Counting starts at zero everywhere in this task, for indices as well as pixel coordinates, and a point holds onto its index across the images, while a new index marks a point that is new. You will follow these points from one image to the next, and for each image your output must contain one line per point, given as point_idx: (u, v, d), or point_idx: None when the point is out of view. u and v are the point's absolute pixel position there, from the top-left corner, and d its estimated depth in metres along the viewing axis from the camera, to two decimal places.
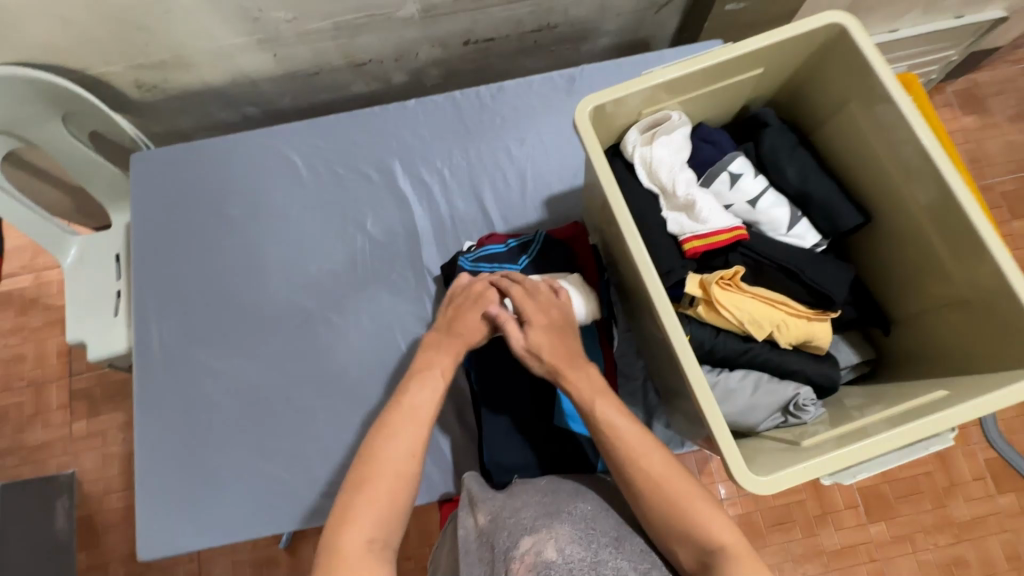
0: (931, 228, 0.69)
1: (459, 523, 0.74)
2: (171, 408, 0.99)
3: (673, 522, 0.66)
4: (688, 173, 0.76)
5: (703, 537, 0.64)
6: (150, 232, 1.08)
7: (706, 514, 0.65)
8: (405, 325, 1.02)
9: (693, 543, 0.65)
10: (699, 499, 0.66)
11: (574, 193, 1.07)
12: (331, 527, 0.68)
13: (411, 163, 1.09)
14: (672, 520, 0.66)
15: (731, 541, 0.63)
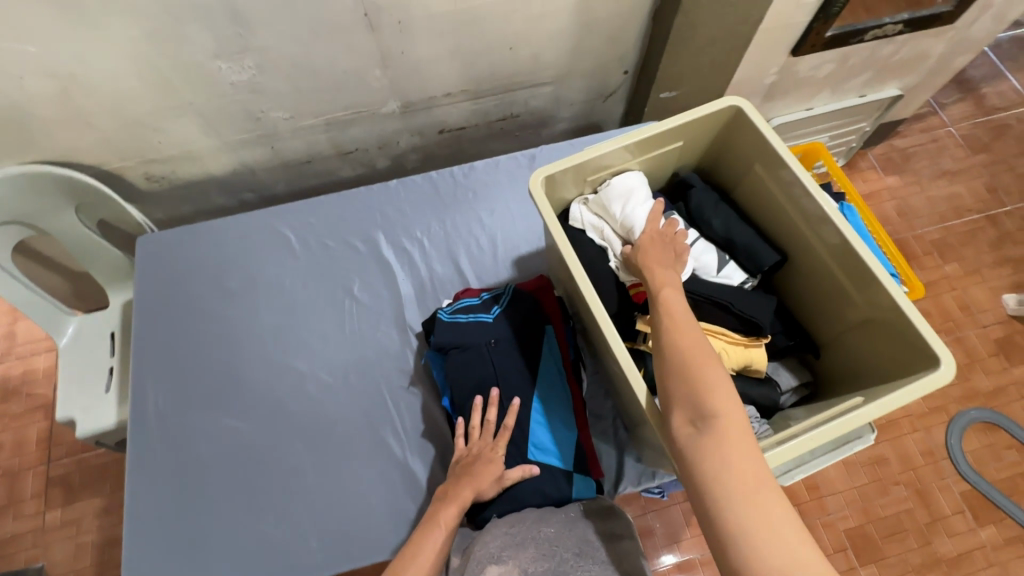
0: (832, 262, 0.83)
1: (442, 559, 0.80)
2: (163, 472, 1.02)
3: (684, 390, 0.65)
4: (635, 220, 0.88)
5: (705, 408, 0.63)
6: (151, 306, 1.17)
7: (719, 389, 0.64)
8: (390, 380, 1.09)
9: (690, 401, 0.64)
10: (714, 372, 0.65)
11: (540, 253, 1.20)
12: None
13: (394, 234, 1.22)
14: (681, 368, 0.66)
15: (733, 419, 0.62)
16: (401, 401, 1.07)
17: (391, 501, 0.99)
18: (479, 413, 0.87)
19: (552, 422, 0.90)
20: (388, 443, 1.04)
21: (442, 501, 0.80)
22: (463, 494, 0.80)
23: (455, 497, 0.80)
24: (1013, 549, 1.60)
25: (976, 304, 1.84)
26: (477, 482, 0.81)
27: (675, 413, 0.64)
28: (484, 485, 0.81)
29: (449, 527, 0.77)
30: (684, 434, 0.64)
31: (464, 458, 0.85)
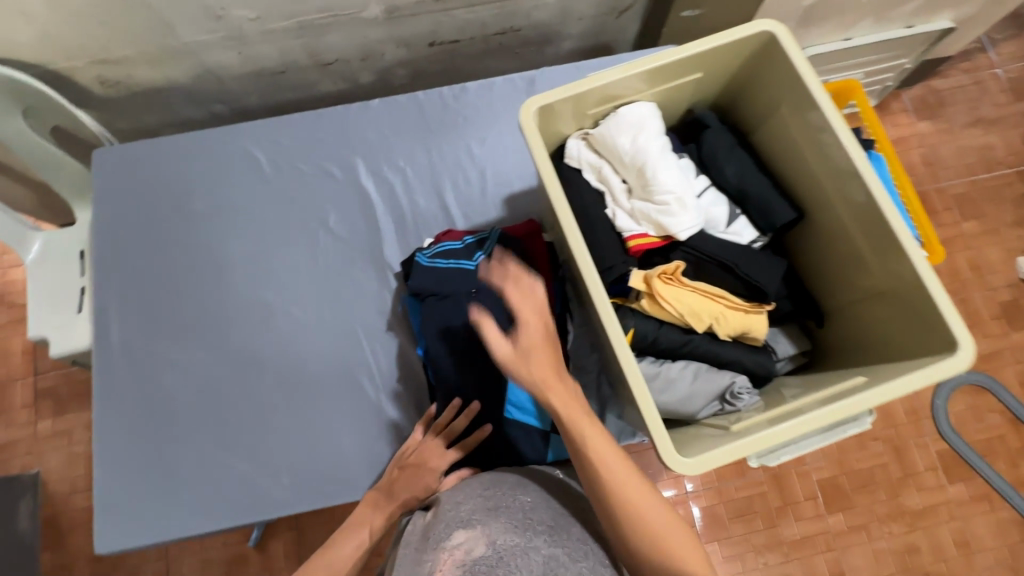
0: (853, 226, 0.74)
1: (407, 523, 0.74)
2: (132, 402, 1.00)
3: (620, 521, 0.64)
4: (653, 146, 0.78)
5: (646, 534, 0.63)
6: (112, 228, 1.08)
7: (647, 508, 0.64)
8: (367, 320, 1.03)
9: (629, 524, 0.63)
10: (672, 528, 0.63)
11: (533, 191, 1.09)
12: None
13: (375, 161, 1.11)
14: (618, 499, 0.64)
15: (676, 541, 0.63)
16: (377, 343, 1.02)
17: (366, 444, 0.97)
18: (451, 414, 0.86)
19: None
20: (363, 386, 1.00)
21: (373, 506, 0.80)
22: (393, 501, 0.80)
23: (387, 505, 0.80)
24: (978, 506, 1.65)
25: (989, 266, 1.76)
26: (411, 488, 0.81)
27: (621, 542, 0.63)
28: (416, 490, 0.81)
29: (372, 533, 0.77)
30: (627, 554, 0.64)
31: (410, 460, 0.84)
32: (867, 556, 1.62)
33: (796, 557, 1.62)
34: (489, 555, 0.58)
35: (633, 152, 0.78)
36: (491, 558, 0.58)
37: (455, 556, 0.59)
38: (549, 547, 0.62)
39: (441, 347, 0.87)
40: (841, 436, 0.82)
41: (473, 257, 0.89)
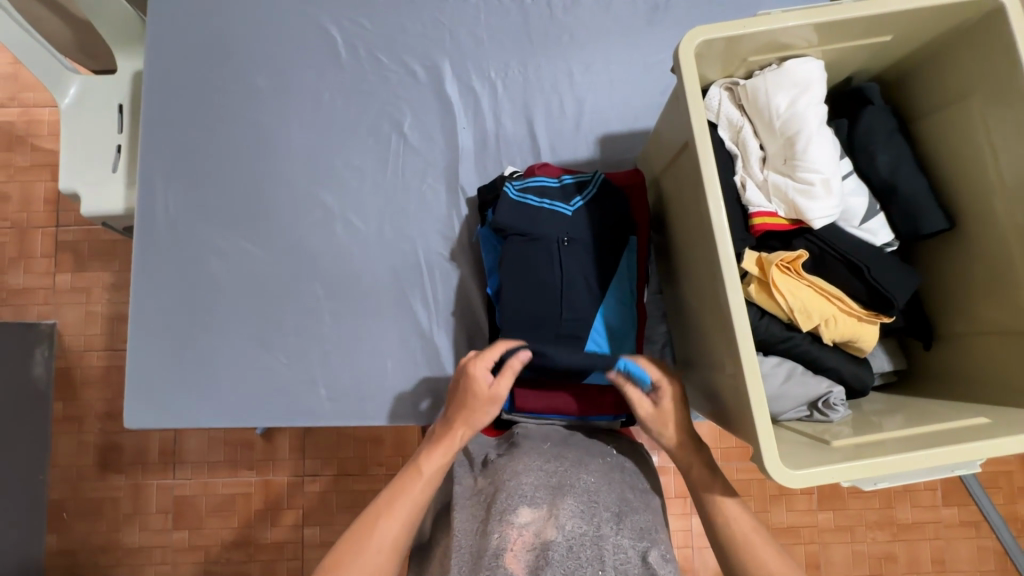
0: (1015, 253, 0.65)
1: (457, 481, 0.76)
2: (172, 281, 0.94)
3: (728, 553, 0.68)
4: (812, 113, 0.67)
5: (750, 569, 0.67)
6: (164, 87, 0.98)
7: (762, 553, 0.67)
8: (429, 243, 0.96)
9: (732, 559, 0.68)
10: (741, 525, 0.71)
11: (632, 136, 0.98)
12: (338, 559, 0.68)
13: (464, 67, 0.99)
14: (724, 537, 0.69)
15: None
16: (437, 269, 0.95)
17: (409, 371, 0.93)
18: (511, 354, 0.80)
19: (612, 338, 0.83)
20: (416, 311, 0.94)
21: (429, 444, 0.76)
22: (453, 437, 0.75)
23: (446, 439, 0.75)
24: (964, 530, 1.65)
25: None
26: (470, 419, 0.76)
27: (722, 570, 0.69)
28: (476, 422, 0.76)
29: (434, 478, 0.73)
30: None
31: (460, 387, 0.76)
32: (846, 555, 1.63)
33: (778, 542, 1.62)
34: (559, 541, 0.60)
35: (788, 116, 0.67)
36: (561, 543, 0.60)
37: (525, 537, 0.61)
38: (615, 537, 0.63)
39: (516, 289, 0.82)
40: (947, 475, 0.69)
41: (570, 202, 0.84)
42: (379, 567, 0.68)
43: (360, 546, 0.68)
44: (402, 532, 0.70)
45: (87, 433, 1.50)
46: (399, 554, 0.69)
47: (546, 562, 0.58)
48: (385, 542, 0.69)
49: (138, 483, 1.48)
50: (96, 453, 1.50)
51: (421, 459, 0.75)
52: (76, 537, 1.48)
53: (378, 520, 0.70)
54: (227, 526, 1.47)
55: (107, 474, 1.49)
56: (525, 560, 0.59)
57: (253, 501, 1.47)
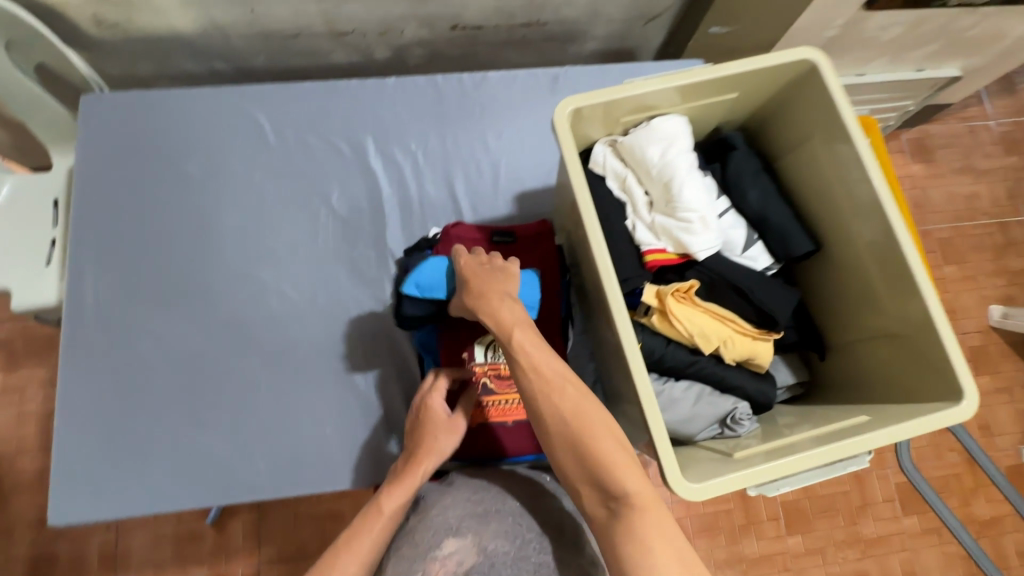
0: (872, 266, 0.73)
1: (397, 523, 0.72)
2: (101, 368, 0.94)
3: None
4: (685, 161, 0.76)
5: (614, 492, 0.58)
6: (98, 180, 1.01)
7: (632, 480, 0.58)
8: (362, 305, 1.00)
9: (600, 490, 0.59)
10: (596, 418, 0.61)
11: (546, 191, 1.07)
12: None
13: (385, 141, 1.07)
14: (592, 471, 0.59)
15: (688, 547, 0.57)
16: (372, 330, 0.99)
17: (348, 433, 0.94)
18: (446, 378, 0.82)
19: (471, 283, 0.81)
20: (352, 373, 0.96)
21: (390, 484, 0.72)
22: (416, 472, 0.73)
23: (405, 480, 0.72)
24: (927, 539, 1.63)
25: (963, 311, 1.72)
26: (435, 447, 0.76)
27: (589, 496, 0.60)
28: (441, 450, 0.76)
29: (394, 518, 0.70)
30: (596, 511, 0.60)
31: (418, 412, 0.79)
32: None
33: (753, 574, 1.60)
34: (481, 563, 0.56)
35: (661, 165, 0.76)
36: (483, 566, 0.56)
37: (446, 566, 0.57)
38: (540, 555, 0.60)
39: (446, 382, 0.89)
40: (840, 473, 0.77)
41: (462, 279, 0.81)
42: None
43: None
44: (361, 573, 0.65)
45: (17, 544, 1.39)
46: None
47: None
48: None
49: None
50: (27, 565, 1.38)
51: (382, 499, 0.71)
52: None
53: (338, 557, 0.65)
54: None
55: None
56: None
57: None
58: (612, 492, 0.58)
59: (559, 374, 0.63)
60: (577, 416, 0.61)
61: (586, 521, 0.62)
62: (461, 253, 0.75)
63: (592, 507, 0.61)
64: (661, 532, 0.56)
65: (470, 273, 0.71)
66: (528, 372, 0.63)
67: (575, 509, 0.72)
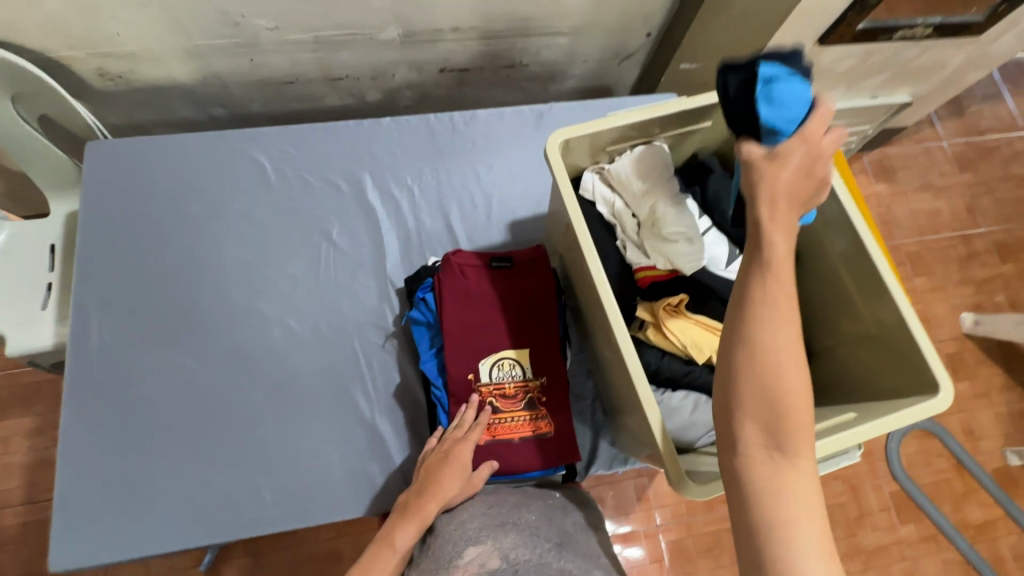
0: (845, 274, 0.79)
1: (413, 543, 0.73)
2: (104, 407, 0.94)
3: None
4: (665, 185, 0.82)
5: (784, 439, 0.51)
6: (102, 222, 1.04)
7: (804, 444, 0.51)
8: (365, 334, 1.02)
9: (771, 428, 0.51)
10: (796, 366, 0.51)
11: (537, 219, 1.13)
12: None
13: (381, 176, 1.12)
14: (774, 406, 0.51)
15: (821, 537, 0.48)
16: (375, 358, 1.01)
17: (355, 461, 0.95)
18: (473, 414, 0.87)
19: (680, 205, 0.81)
20: (356, 401, 0.98)
21: (401, 517, 0.75)
22: (425, 508, 0.75)
23: (416, 512, 0.75)
24: (926, 547, 1.64)
25: (936, 319, 1.80)
26: (446, 488, 0.78)
27: (753, 431, 0.51)
28: (452, 491, 0.78)
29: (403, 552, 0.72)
30: (754, 451, 0.52)
31: (442, 451, 0.83)
32: None
33: None
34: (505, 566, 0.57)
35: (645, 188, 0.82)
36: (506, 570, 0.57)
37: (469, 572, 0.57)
38: (562, 561, 0.60)
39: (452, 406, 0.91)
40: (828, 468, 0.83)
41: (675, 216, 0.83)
42: None
43: None
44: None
45: None
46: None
47: None
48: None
49: None
50: None
51: (393, 534, 0.74)
52: None
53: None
54: None
55: None
56: None
57: None
58: (786, 446, 0.51)
59: (786, 303, 0.52)
60: (784, 355, 0.51)
61: (729, 455, 0.53)
62: (826, 121, 0.53)
63: (746, 447, 0.52)
64: (809, 501, 0.49)
65: (770, 172, 0.51)
66: (747, 292, 0.52)
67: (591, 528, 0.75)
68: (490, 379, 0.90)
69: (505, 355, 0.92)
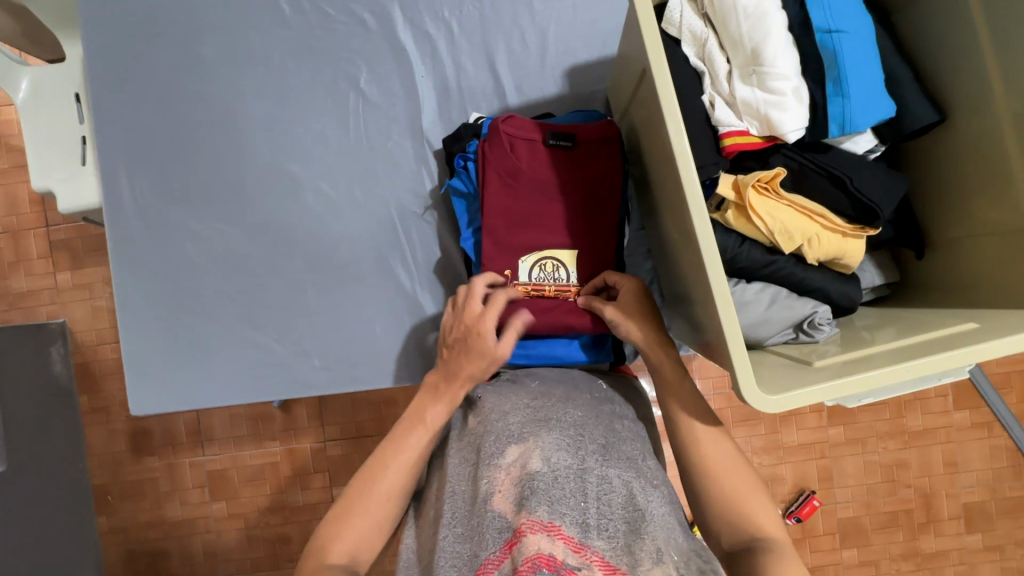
0: (1012, 145, 0.60)
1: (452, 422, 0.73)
2: (151, 269, 0.94)
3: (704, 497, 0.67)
4: (782, 14, 0.62)
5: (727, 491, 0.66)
6: (110, 67, 0.93)
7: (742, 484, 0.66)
8: (402, 203, 0.94)
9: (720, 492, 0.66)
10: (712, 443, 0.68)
11: (601, 65, 0.93)
12: (343, 503, 0.67)
13: (413, 7, 0.92)
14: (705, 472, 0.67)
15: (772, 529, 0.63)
16: (413, 229, 0.94)
17: (398, 333, 0.93)
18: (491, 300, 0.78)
19: (855, 25, 0.61)
20: (396, 274, 0.94)
21: (431, 397, 0.73)
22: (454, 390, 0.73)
23: (447, 392, 0.73)
24: (976, 432, 1.55)
25: None
26: (470, 370, 0.73)
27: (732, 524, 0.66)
28: (477, 373, 0.73)
29: (436, 429, 0.71)
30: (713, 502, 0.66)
31: (460, 335, 0.75)
32: (859, 468, 1.54)
33: (792, 460, 1.53)
34: (545, 472, 0.53)
35: (755, 17, 0.62)
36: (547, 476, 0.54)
37: (511, 474, 0.55)
38: (603, 468, 0.57)
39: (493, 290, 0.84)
40: (918, 384, 0.75)
41: (860, 29, 0.62)
42: (385, 513, 0.67)
43: (362, 492, 0.67)
44: (407, 480, 0.69)
45: (117, 422, 1.49)
46: (406, 492, 0.69)
47: (532, 494, 0.51)
48: (389, 487, 0.68)
49: (171, 463, 1.49)
50: (127, 439, 1.49)
51: (424, 412, 0.72)
52: (125, 517, 1.50)
53: (377, 466, 0.69)
54: (260, 494, 1.48)
55: (141, 457, 1.49)
56: (512, 497, 0.53)
57: (281, 468, 1.48)
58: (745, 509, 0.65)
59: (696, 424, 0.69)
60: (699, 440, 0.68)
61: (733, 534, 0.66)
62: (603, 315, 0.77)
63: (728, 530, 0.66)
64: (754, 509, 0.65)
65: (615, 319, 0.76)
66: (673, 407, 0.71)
67: (634, 416, 0.72)
68: (529, 280, 0.83)
69: (548, 255, 0.83)
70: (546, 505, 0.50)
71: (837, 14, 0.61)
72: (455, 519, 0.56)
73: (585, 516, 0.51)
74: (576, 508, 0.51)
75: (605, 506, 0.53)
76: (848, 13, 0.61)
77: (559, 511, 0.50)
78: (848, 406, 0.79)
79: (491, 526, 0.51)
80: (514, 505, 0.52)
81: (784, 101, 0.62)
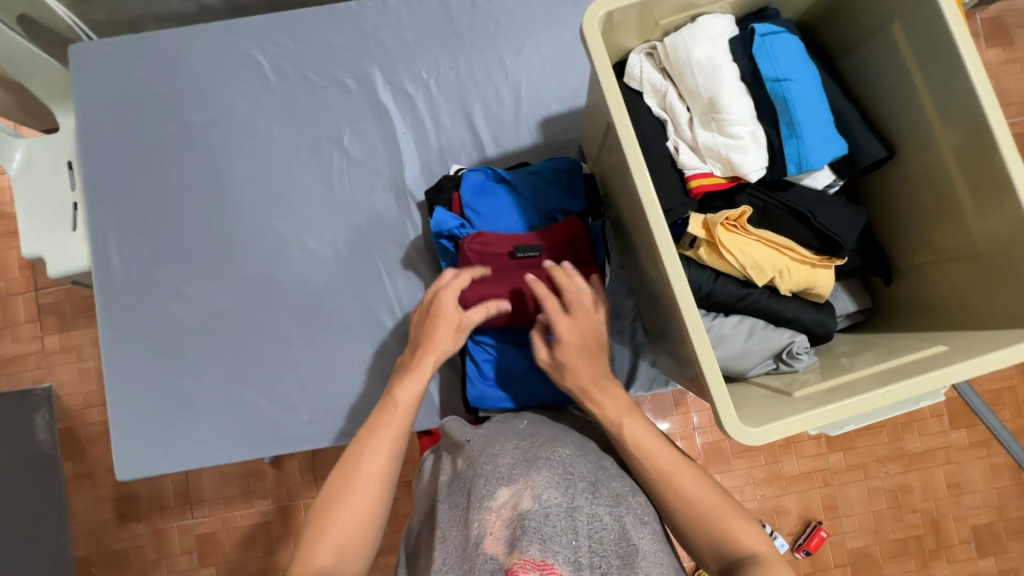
0: (959, 176, 0.63)
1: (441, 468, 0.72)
2: (139, 330, 0.94)
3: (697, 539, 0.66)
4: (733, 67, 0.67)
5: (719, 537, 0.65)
6: (103, 138, 0.97)
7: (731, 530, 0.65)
8: (387, 253, 0.96)
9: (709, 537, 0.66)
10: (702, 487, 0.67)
11: (572, 115, 0.98)
12: (320, 508, 0.66)
13: (393, 71, 0.98)
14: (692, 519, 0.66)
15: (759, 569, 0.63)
16: (399, 279, 0.96)
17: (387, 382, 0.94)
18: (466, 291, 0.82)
19: (802, 73, 0.66)
20: (384, 324, 0.95)
21: (402, 380, 0.76)
22: (424, 364, 0.77)
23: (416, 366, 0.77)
24: (974, 451, 1.55)
25: None
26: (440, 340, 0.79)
27: None
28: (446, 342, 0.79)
29: (409, 409, 0.73)
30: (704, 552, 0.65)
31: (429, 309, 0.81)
32: (862, 495, 1.52)
33: (794, 491, 1.50)
34: (536, 511, 0.53)
35: (709, 70, 0.66)
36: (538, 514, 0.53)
37: (503, 516, 0.55)
38: (593, 506, 0.57)
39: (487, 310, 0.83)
40: (902, 409, 0.76)
41: (807, 76, 0.66)
42: (372, 499, 0.66)
43: (345, 485, 0.67)
44: (387, 464, 0.69)
45: (102, 487, 1.44)
46: (390, 479, 0.69)
47: (523, 533, 0.51)
48: (372, 471, 0.68)
49: (159, 528, 1.44)
50: (113, 505, 1.44)
51: (395, 391, 0.75)
52: None
53: (360, 455, 0.69)
54: (252, 556, 1.43)
55: (127, 524, 1.44)
56: (503, 538, 0.52)
57: (273, 527, 1.43)
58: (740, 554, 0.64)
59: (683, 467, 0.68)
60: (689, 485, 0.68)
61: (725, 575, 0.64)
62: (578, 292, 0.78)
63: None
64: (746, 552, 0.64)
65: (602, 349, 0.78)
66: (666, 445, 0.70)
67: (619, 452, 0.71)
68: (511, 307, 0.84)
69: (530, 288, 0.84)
70: (538, 544, 0.49)
71: (786, 63, 0.65)
72: (446, 565, 0.55)
73: (577, 554, 0.51)
74: (567, 547, 0.51)
75: (597, 544, 0.53)
76: (795, 61, 0.66)
77: (551, 549, 0.50)
78: (836, 432, 0.80)
79: (483, 569, 0.50)
80: (506, 546, 0.51)
81: (743, 144, 0.66)
